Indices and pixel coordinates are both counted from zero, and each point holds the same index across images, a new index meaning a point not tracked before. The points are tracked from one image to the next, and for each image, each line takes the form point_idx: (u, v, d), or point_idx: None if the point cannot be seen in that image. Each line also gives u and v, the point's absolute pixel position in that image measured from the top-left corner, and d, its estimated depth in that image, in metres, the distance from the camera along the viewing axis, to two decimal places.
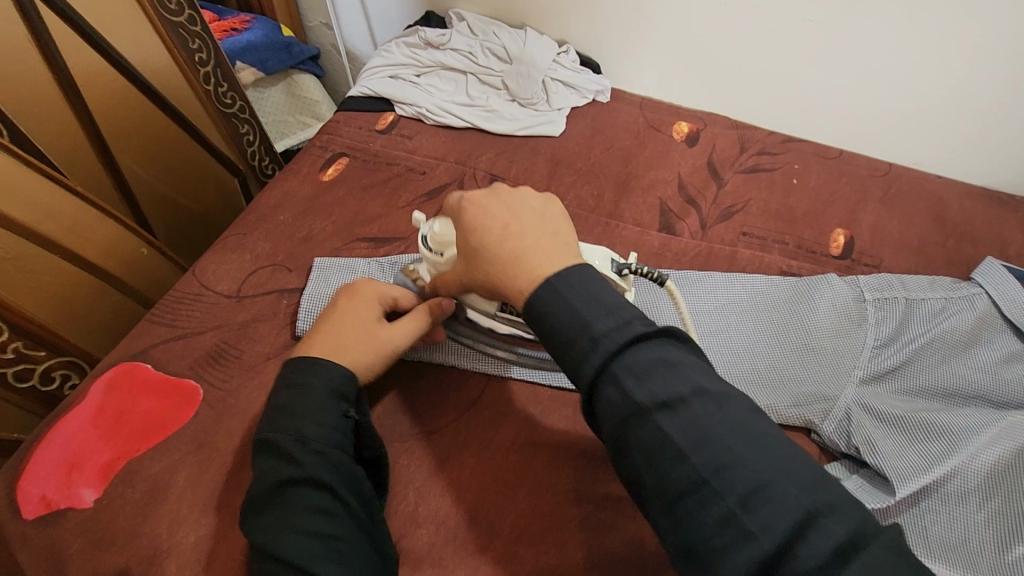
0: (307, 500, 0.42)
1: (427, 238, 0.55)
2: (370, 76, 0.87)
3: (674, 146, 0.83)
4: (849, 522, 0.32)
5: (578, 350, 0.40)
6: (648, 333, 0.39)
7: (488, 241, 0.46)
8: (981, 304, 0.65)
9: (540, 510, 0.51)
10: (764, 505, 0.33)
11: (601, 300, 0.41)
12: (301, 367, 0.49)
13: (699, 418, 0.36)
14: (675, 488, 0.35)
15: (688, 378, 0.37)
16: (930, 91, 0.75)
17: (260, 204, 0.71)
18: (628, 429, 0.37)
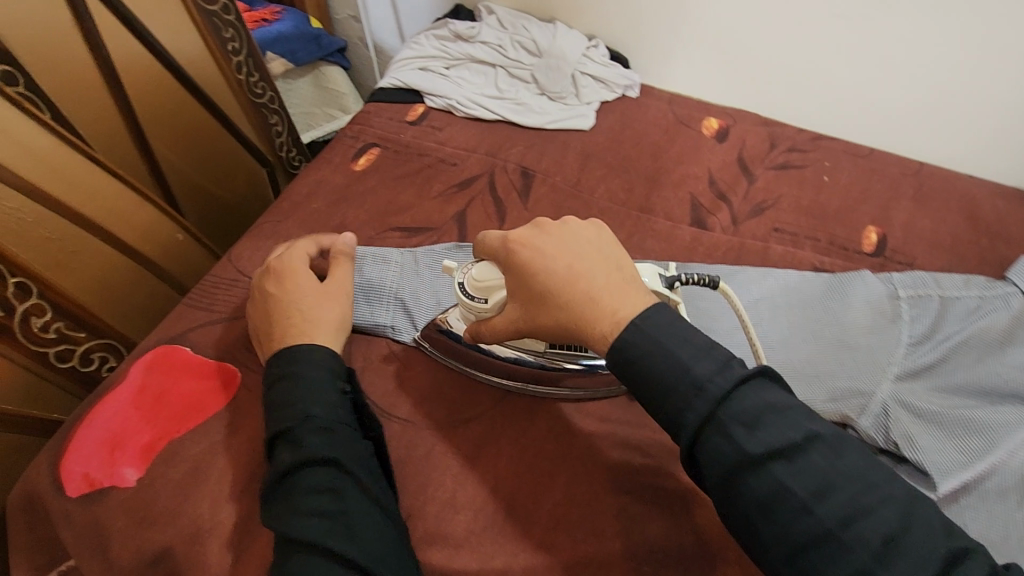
0: (313, 481, 0.45)
1: (466, 286, 0.55)
2: (400, 68, 0.88)
3: (704, 141, 0.83)
4: (980, 565, 0.34)
5: (678, 395, 0.40)
6: (745, 376, 0.40)
7: (556, 284, 0.46)
8: (1017, 304, 0.65)
9: (578, 499, 0.53)
10: (900, 553, 0.34)
11: (692, 342, 0.41)
12: (289, 356, 0.52)
13: (822, 468, 0.37)
14: (799, 540, 0.36)
15: (798, 426, 0.38)
16: (964, 93, 0.75)
17: (295, 193, 0.74)
18: (742, 479, 0.38)
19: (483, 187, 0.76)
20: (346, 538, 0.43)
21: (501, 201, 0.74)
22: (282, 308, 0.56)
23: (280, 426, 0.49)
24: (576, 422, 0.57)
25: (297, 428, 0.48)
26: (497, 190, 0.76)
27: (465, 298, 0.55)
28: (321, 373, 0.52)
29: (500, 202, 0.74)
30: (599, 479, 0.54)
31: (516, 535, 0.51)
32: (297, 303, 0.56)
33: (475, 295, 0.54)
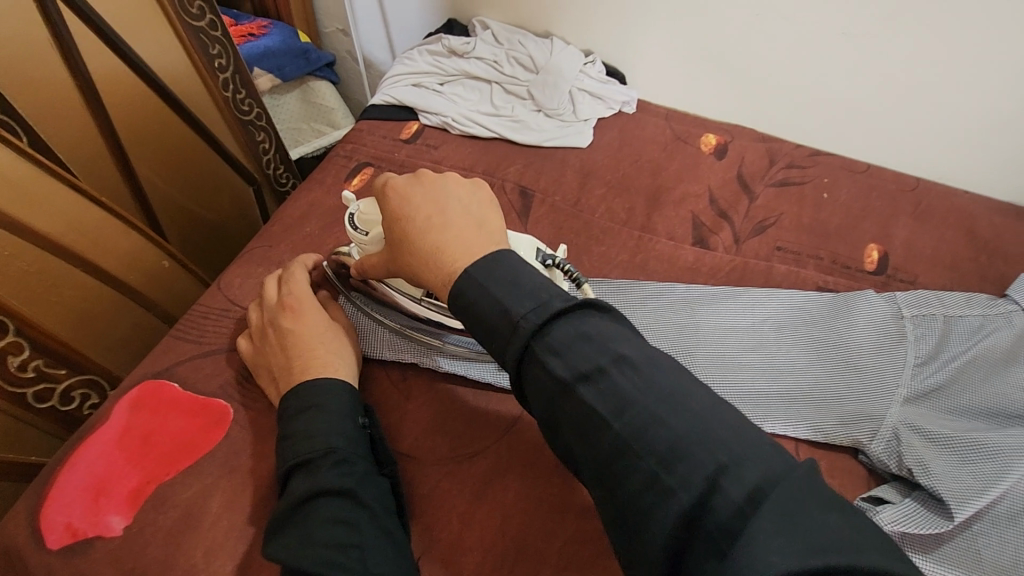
0: (331, 513, 0.44)
1: (353, 218, 0.58)
2: (393, 84, 0.86)
3: (703, 158, 0.82)
4: (763, 469, 0.34)
5: (503, 335, 0.42)
6: (563, 309, 0.41)
7: (412, 234, 0.48)
8: (1020, 321, 0.65)
9: (589, 535, 0.51)
10: (687, 458, 0.35)
11: (517, 283, 0.43)
12: (314, 389, 0.51)
13: (623, 387, 0.38)
14: (604, 455, 0.38)
15: (605, 349, 0.39)
16: (958, 108, 0.75)
17: (286, 215, 0.72)
18: (556, 404, 0.40)
19: None
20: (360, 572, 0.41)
21: None
22: (300, 345, 0.54)
23: (294, 458, 0.47)
24: None
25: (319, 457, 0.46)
26: None
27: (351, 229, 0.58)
28: (343, 401, 0.51)
29: None
30: None
31: None
32: (318, 339, 0.55)
33: (360, 228, 0.57)
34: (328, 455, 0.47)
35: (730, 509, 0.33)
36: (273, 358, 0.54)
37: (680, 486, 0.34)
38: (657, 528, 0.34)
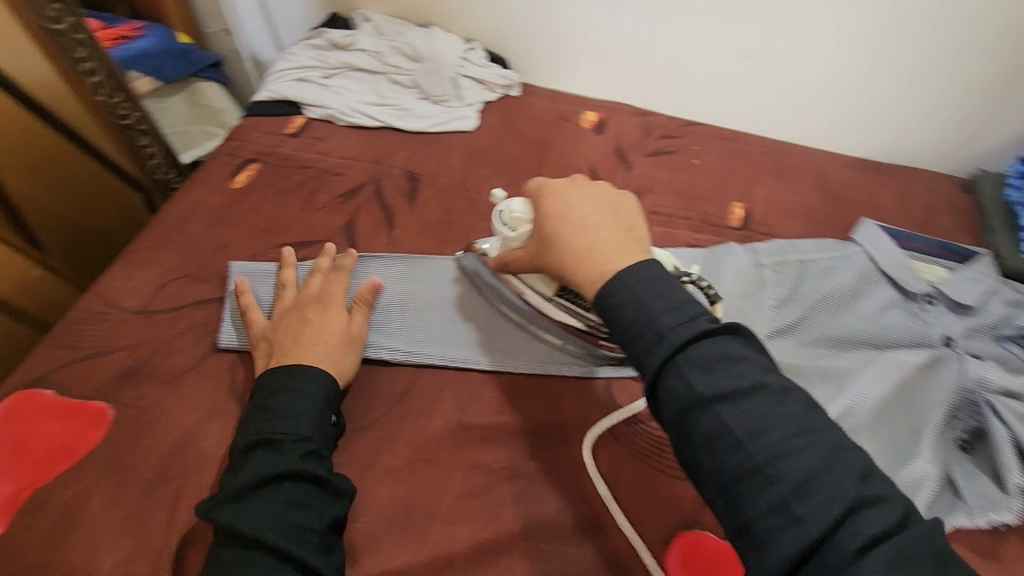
0: (293, 494, 0.46)
1: (501, 214, 0.61)
2: (277, 80, 0.86)
3: (584, 134, 0.86)
4: (893, 513, 0.35)
5: (644, 343, 0.43)
6: (706, 330, 0.41)
7: (566, 231, 0.50)
8: (860, 262, 0.73)
9: (476, 489, 0.54)
10: (817, 489, 0.36)
11: (666, 296, 0.44)
12: (292, 376, 0.53)
13: (761, 411, 0.39)
14: (732, 473, 0.38)
15: (748, 372, 0.40)
16: (801, 75, 0.83)
17: (168, 215, 0.71)
18: (687, 416, 0.40)
19: (369, 196, 0.76)
20: (313, 552, 0.45)
21: (388, 208, 0.75)
22: (309, 332, 0.57)
23: (269, 433, 0.50)
24: (472, 413, 0.59)
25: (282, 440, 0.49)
26: (384, 198, 0.76)
27: (499, 224, 0.61)
28: (321, 394, 0.53)
29: (387, 209, 0.75)
30: (497, 468, 0.56)
31: (415, 535, 0.52)
32: (325, 334, 0.57)
33: (507, 224, 0.60)
34: (296, 443, 0.49)
35: (856, 545, 0.33)
36: (277, 335, 0.57)
37: (808, 516, 0.35)
38: (780, 552, 0.35)
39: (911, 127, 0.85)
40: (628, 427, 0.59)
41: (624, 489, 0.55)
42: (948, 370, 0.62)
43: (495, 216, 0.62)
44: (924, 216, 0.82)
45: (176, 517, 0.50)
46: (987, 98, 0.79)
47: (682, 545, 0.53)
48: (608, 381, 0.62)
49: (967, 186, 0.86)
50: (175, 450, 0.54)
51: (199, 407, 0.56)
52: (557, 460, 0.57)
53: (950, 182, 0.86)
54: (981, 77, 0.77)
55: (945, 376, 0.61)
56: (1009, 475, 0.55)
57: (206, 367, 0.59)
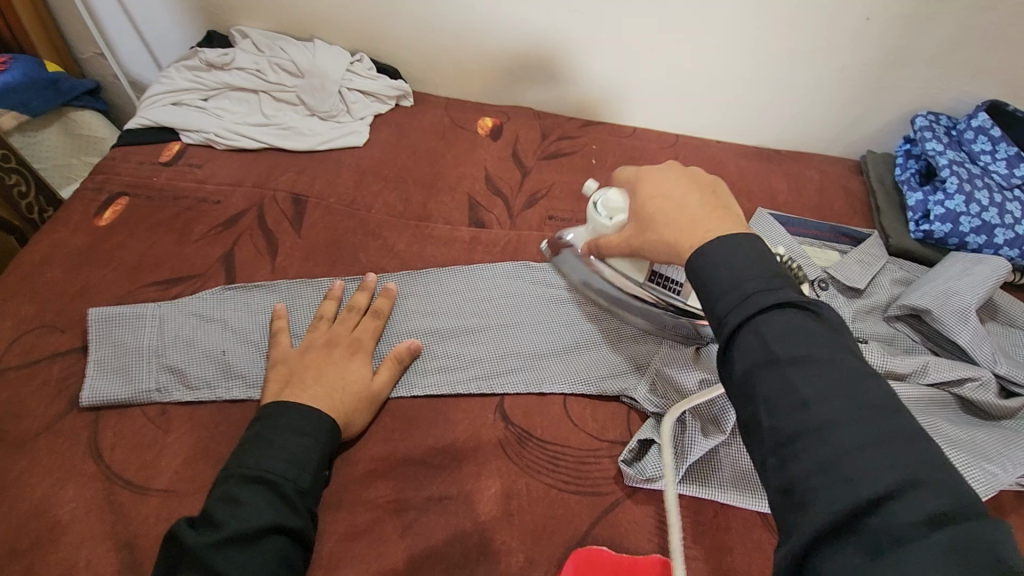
0: (282, 552, 0.46)
1: (597, 204, 0.62)
2: (150, 105, 0.81)
3: (480, 141, 0.84)
4: (958, 501, 0.31)
5: (727, 303, 0.42)
6: (791, 299, 0.40)
7: (664, 210, 0.53)
8: None
9: (360, 527, 0.52)
10: (876, 462, 0.33)
11: (761, 265, 0.43)
12: (304, 418, 0.53)
13: (832, 383, 0.36)
14: (788, 431, 0.36)
15: (827, 346, 0.38)
16: (692, 70, 0.84)
17: (23, 260, 0.66)
18: (754, 372, 0.38)
19: (251, 223, 0.72)
20: None
21: (271, 234, 0.71)
22: (325, 376, 0.57)
23: (274, 477, 0.49)
24: (356, 447, 0.57)
25: (283, 489, 0.49)
26: (266, 223, 0.72)
27: (595, 212, 0.62)
28: (329, 443, 0.53)
29: (270, 235, 0.71)
30: (383, 503, 0.53)
31: None
32: (342, 383, 0.57)
33: (603, 213, 0.62)
34: (294, 494, 0.49)
35: (905, 520, 0.30)
36: (297, 366, 0.57)
37: (859, 482, 0.32)
38: (821, 510, 0.32)
39: (803, 114, 0.87)
40: (521, 444, 0.58)
41: (515, 511, 0.54)
42: None
43: (590, 206, 0.63)
44: (818, 200, 0.83)
45: None
46: (871, 80, 0.81)
47: (576, 561, 0.51)
48: (501, 399, 0.61)
49: (859, 167, 0.89)
50: (23, 522, 0.50)
51: (52, 472, 0.52)
52: (448, 488, 0.55)
53: (842, 164, 0.89)
54: (864, 62, 0.80)
55: None
56: None
57: (61, 426, 0.55)
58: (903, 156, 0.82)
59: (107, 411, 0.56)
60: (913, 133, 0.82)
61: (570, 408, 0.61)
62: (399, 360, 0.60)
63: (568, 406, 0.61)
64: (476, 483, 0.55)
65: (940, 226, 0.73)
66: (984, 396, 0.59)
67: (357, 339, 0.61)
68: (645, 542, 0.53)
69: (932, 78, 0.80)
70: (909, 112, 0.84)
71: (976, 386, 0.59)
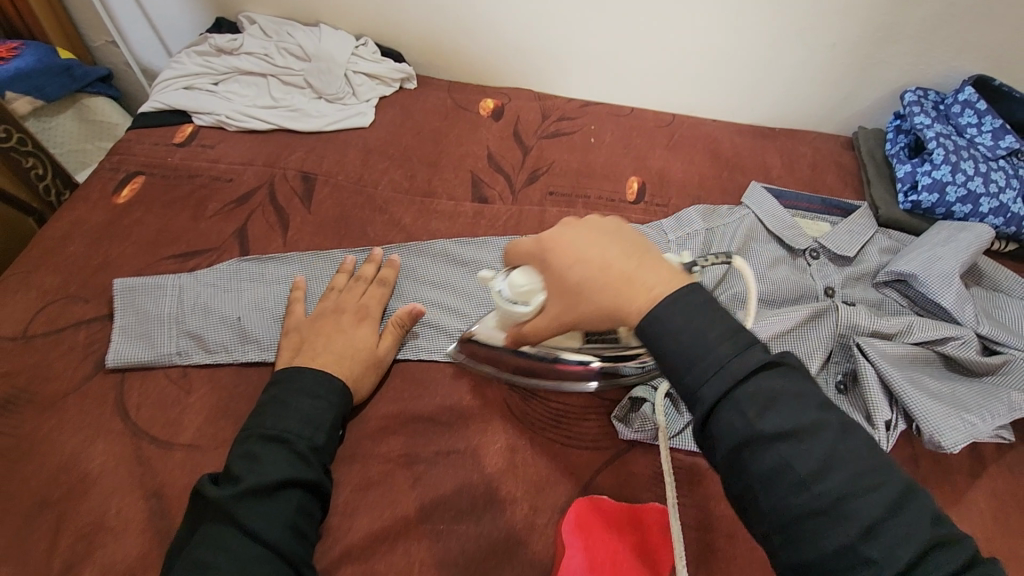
0: (298, 503, 0.49)
1: (504, 291, 0.55)
2: (162, 89, 0.84)
3: (481, 122, 0.87)
4: (953, 559, 0.36)
5: (698, 373, 0.41)
6: (762, 365, 0.40)
7: (591, 276, 0.46)
8: (749, 222, 0.76)
9: (372, 478, 0.55)
10: (883, 529, 0.36)
11: (719, 325, 0.41)
12: (316, 382, 0.56)
13: (825, 451, 0.38)
14: (795, 511, 0.38)
15: (808, 411, 0.40)
16: (687, 50, 0.86)
17: (46, 235, 0.69)
18: (748, 452, 0.39)
19: (263, 199, 0.75)
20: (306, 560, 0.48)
21: (282, 209, 0.74)
22: (336, 343, 0.60)
23: (291, 438, 0.52)
24: (369, 407, 0.60)
25: (299, 447, 0.52)
26: (277, 199, 0.75)
27: (506, 302, 0.55)
28: (341, 406, 0.56)
29: (281, 212, 0.74)
30: (394, 457, 0.56)
31: None
32: (351, 348, 0.60)
33: (516, 300, 0.54)
34: (309, 450, 0.52)
35: None
36: (308, 334, 0.60)
37: (877, 561, 0.35)
38: None
39: (795, 93, 0.90)
40: (525, 402, 0.61)
41: (520, 463, 0.57)
42: (828, 319, 0.64)
43: (495, 295, 0.56)
44: (810, 175, 0.86)
45: (58, 542, 0.49)
46: (860, 58, 0.84)
47: (578, 508, 0.53)
48: None
49: (850, 143, 0.91)
50: (56, 475, 0.53)
51: (81, 429, 0.55)
52: (456, 444, 0.58)
53: (834, 141, 0.92)
54: (852, 41, 0.82)
55: (824, 326, 0.64)
56: (877, 411, 0.58)
57: (88, 387, 0.58)
58: (893, 131, 0.85)
59: (131, 374, 0.59)
60: (903, 108, 0.84)
61: None
62: (398, 326, 0.63)
63: None
64: (483, 439, 0.58)
65: (927, 196, 0.76)
66: (965, 353, 0.62)
67: (365, 305, 0.64)
68: (644, 491, 0.56)
69: (917, 54, 0.82)
70: (897, 89, 0.87)
71: (958, 343, 0.62)
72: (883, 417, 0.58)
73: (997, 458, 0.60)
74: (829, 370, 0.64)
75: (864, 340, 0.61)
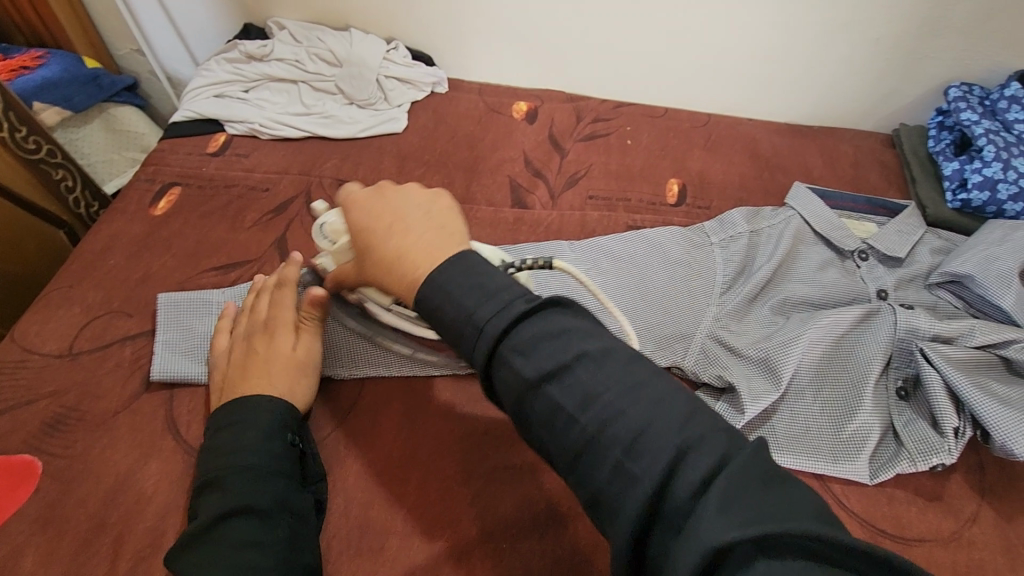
0: (240, 535, 0.45)
1: (322, 228, 0.58)
2: (194, 98, 0.83)
3: (516, 125, 0.86)
4: (714, 453, 0.33)
5: (468, 341, 0.40)
6: (522, 315, 0.40)
7: (376, 241, 0.47)
8: (796, 224, 0.74)
9: (432, 496, 0.54)
10: (646, 443, 0.35)
11: (482, 288, 0.41)
12: (234, 409, 0.52)
13: (587, 382, 0.38)
14: (572, 448, 0.37)
15: (568, 348, 0.38)
16: (722, 47, 0.85)
17: (86, 249, 0.68)
18: (526, 402, 0.39)
19: (301, 208, 0.74)
20: None
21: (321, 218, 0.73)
22: (253, 367, 0.54)
23: (215, 474, 0.48)
24: (422, 420, 0.58)
25: (229, 477, 0.47)
26: (315, 208, 0.74)
27: (321, 238, 0.58)
28: (268, 427, 0.51)
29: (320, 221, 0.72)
30: (450, 473, 0.55)
31: (370, 554, 0.51)
32: (266, 365, 0.54)
33: (330, 237, 0.58)
34: (243, 473, 0.48)
35: (688, 491, 0.32)
36: (228, 366, 0.56)
37: (642, 476, 0.34)
38: (627, 515, 0.34)
39: (832, 89, 0.88)
40: None
41: None
42: (883, 323, 0.64)
43: (315, 231, 0.59)
44: (852, 174, 0.84)
45: (117, 566, 0.48)
46: (901, 54, 0.82)
47: None
48: None
49: (891, 141, 0.90)
50: (110, 497, 0.52)
51: (133, 448, 0.54)
52: (512, 458, 0.56)
53: (874, 138, 0.90)
54: (893, 36, 0.80)
55: (881, 328, 0.63)
56: (945, 418, 0.57)
57: (138, 405, 0.57)
58: (936, 127, 0.84)
59: (181, 390, 0.58)
60: (946, 104, 0.82)
61: None
62: (301, 318, 0.57)
63: None
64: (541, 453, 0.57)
65: (978, 194, 0.74)
66: None
67: (268, 322, 0.57)
68: None
69: (961, 48, 0.81)
70: (941, 83, 0.85)
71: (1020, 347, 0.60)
72: (951, 424, 0.56)
73: None
74: (889, 376, 0.62)
75: (928, 345, 0.60)
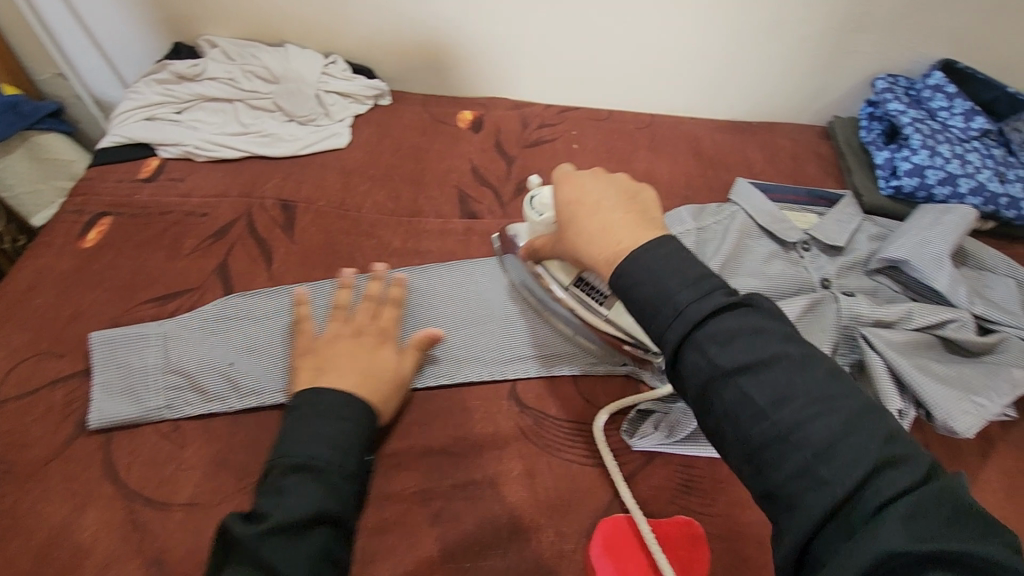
0: (326, 544, 0.41)
1: (534, 199, 0.63)
2: (122, 122, 0.79)
3: (461, 135, 0.85)
4: (911, 475, 0.33)
5: (661, 319, 0.41)
6: (722, 307, 0.39)
7: (582, 215, 0.49)
8: (740, 219, 0.76)
9: (391, 520, 0.52)
10: (840, 452, 0.34)
11: (683, 272, 0.41)
12: (339, 403, 0.49)
13: (786, 380, 0.37)
14: (755, 442, 0.37)
15: (766, 345, 0.38)
16: (661, 49, 0.86)
17: (9, 288, 0.64)
18: (711, 391, 0.38)
19: (241, 231, 0.71)
20: None
21: (263, 240, 0.71)
22: (346, 363, 0.54)
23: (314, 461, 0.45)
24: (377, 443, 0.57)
25: (322, 474, 0.44)
26: (257, 230, 0.71)
27: (530, 209, 0.63)
28: (366, 430, 0.50)
29: (263, 243, 0.70)
30: (409, 495, 0.54)
31: None
32: (350, 364, 0.54)
33: (537, 210, 0.62)
34: (343, 475, 0.45)
35: (880, 504, 0.32)
36: (310, 362, 0.55)
37: (834, 480, 0.34)
38: (806, 514, 0.34)
39: (769, 86, 0.90)
40: (538, 424, 0.59)
41: (540, 490, 0.55)
42: (827, 311, 0.65)
43: (528, 201, 0.64)
44: (791, 167, 0.87)
45: None
46: (830, 49, 0.85)
47: (604, 529, 0.53)
48: (512, 387, 0.62)
49: (826, 133, 0.93)
50: (45, 553, 0.48)
51: (68, 499, 0.51)
52: (472, 474, 0.55)
53: (810, 131, 0.93)
54: (822, 32, 0.83)
55: (826, 317, 0.65)
56: (888, 400, 0.59)
57: (72, 452, 0.54)
58: (867, 118, 0.87)
59: (119, 432, 0.55)
60: (874, 95, 0.86)
61: (582, 388, 0.62)
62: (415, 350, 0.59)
63: (578, 385, 0.63)
64: (501, 466, 0.56)
65: (908, 180, 0.77)
66: (964, 334, 0.63)
67: (361, 326, 0.58)
68: (668, 504, 0.55)
69: (886, 41, 0.84)
70: (869, 76, 0.88)
71: (956, 326, 0.63)
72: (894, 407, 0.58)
73: (1002, 436, 0.63)
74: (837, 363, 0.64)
75: (870, 331, 0.62)
